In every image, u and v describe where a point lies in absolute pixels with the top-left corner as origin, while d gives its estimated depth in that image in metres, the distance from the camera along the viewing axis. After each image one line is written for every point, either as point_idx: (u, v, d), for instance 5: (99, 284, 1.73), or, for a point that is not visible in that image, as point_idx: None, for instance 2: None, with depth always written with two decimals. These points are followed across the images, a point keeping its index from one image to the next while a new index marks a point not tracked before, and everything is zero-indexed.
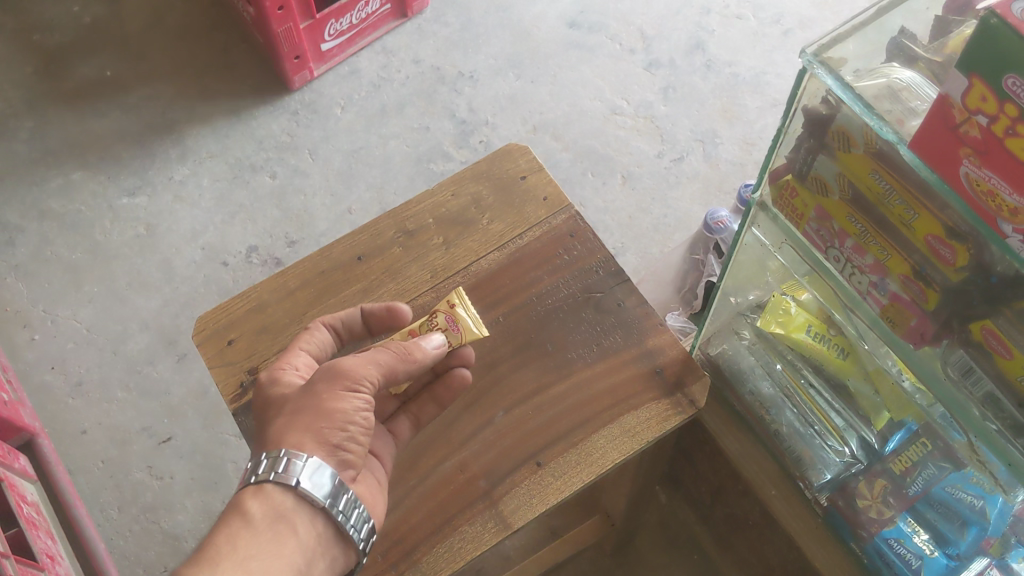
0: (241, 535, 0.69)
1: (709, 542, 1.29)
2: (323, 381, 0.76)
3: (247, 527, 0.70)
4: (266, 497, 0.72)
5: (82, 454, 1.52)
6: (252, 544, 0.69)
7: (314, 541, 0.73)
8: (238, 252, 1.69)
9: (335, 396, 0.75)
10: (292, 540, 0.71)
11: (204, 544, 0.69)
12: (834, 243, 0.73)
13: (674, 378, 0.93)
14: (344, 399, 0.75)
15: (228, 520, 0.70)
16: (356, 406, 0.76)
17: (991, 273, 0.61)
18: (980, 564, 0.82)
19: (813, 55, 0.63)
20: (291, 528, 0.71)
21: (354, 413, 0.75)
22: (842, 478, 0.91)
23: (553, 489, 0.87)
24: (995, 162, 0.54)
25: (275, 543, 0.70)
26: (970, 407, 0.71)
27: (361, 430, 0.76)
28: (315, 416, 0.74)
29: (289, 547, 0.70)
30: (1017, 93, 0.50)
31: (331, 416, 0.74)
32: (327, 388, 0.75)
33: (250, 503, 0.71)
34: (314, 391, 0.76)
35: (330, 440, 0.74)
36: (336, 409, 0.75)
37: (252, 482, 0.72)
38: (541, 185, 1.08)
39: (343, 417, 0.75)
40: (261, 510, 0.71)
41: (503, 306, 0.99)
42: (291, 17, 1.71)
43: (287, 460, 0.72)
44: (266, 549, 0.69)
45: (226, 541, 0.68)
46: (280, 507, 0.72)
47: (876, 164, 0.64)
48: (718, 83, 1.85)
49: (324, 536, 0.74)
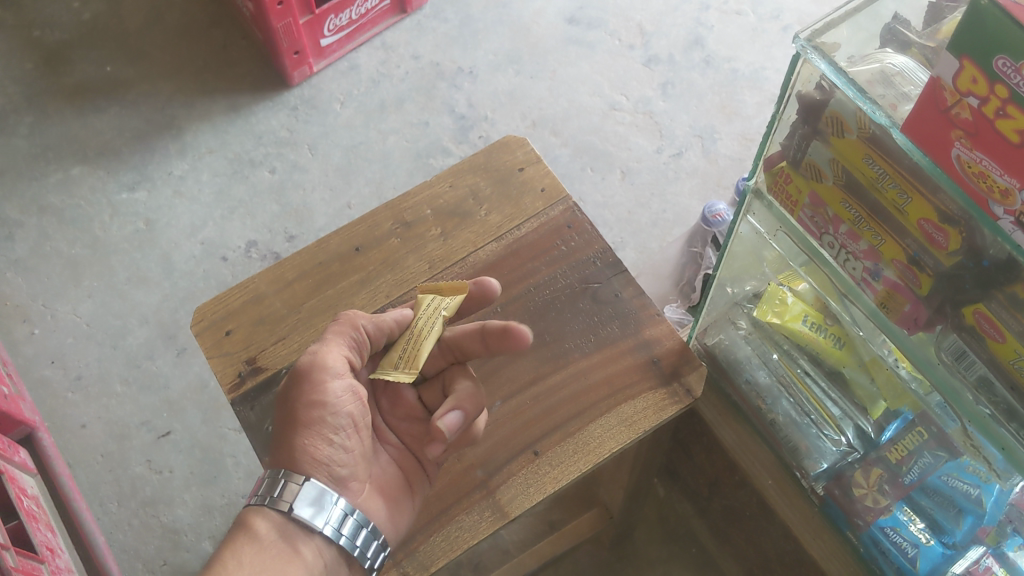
0: (246, 550, 0.71)
1: (705, 535, 1.30)
2: (297, 391, 0.78)
3: (253, 542, 0.72)
4: (269, 517, 0.74)
5: (80, 448, 1.52)
6: (256, 561, 0.70)
7: (320, 562, 0.74)
8: (237, 247, 1.70)
9: (312, 404, 0.77)
10: (296, 558, 0.72)
11: (211, 560, 0.71)
12: (828, 230, 0.74)
13: (670, 368, 0.93)
14: (322, 401, 0.77)
15: (234, 537, 0.73)
16: (336, 400, 0.78)
17: (983, 256, 0.62)
18: (976, 552, 0.83)
19: (807, 39, 0.64)
20: (294, 548, 0.73)
21: (332, 415, 0.77)
22: (838, 467, 0.91)
23: (550, 478, 0.88)
24: (986, 144, 0.54)
25: (279, 560, 0.71)
26: (963, 391, 0.71)
27: (347, 429, 0.78)
28: (299, 431, 0.76)
29: (294, 564, 0.71)
30: (1007, 74, 0.50)
31: (313, 427, 0.76)
32: (302, 394, 0.78)
33: (255, 521, 0.73)
34: (293, 405, 0.78)
35: (320, 455, 0.76)
36: (315, 413, 0.77)
37: (252, 503, 0.75)
38: (539, 177, 1.08)
39: (325, 425, 0.77)
40: (266, 527, 0.73)
41: (502, 297, 0.99)
42: (290, 13, 1.71)
43: (282, 483, 0.74)
44: (271, 566, 0.70)
45: (232, 556, 0.70)
46: (283, 526, 0.74)
47: (869, 149, 0.65)
48: (716, 79, 1.86)
49: (328, 558, 0.75)
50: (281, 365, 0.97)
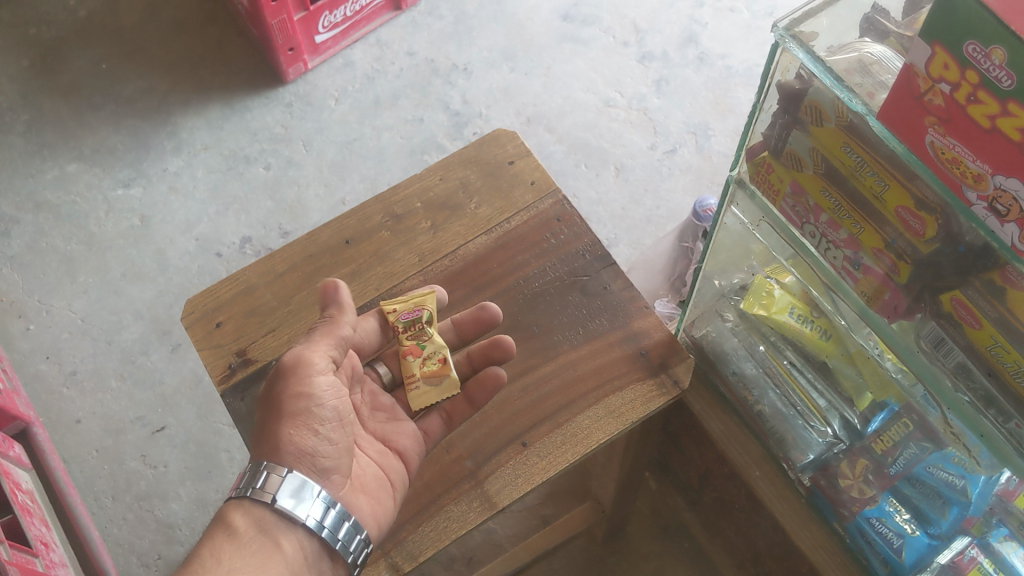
0: (225, 548, 0.71)
1: (697, 528, 1.30)
2: (280, 382, 0.79)
3: (231, 540, 0.72)
4: (248, 512, 0.74)
5: (75, 443, 1.53)
6: (236, 557, 0.71)
7: (300, 556, 0.74)
8: (232, 243, 1.70)
9: (297, 396, 0.78)
10: (276, 554, 0.72)
11: (189, 557, 0.71)
12: (810, 219, 0.74)
13: (658, 360, 0.93)
14: (307, 393, 0.78)
15: (212, 534, 0.73)
16: (322, 393, 0.79)
17: (959, 242, 0.63)
18: (962, 542, 0.83)
19: (785, 28, 0.65)
20: (275, 542, 0.73)
21: (317, 405, 0.78)
22: (824, 458, 0.92)
23: (539, 469, 0.88)
24: (958, 130, 0.55)
25: (260, 557, 0.71)
26: (944, 378, 0.72)
27: (332, 422, 0.79)
28: (280, 420, 0.77)
29: (274, 561, 0.72)
30: (977, 59, 0.51)
31: (297, 418, 0.77)
32: (286, 389, 0.78)
33: (234, 516, 0.74)
34: (276, 396, 0.78)
35: (304, 447, 0.77)
36: (301, 404, 0.77)
37: (233, 496, 0.75)
38: (529, 170, 1.09)
39: (308, 416, 0.77)
40: (245, 522, 0.74)
41: (491, 289, 1.00)
42: (285, 10, 1.72)
43: (266, 475, 0.74)
44: (251, 562, 0.71)
45: (211, 554, 0.70)
46: (263, 520, 0.74)
47: (848, 138, 0.66)
48: (710, 76, 1.86)
49: (310, 551, 0.75)
50: (270, 357, 0.97)
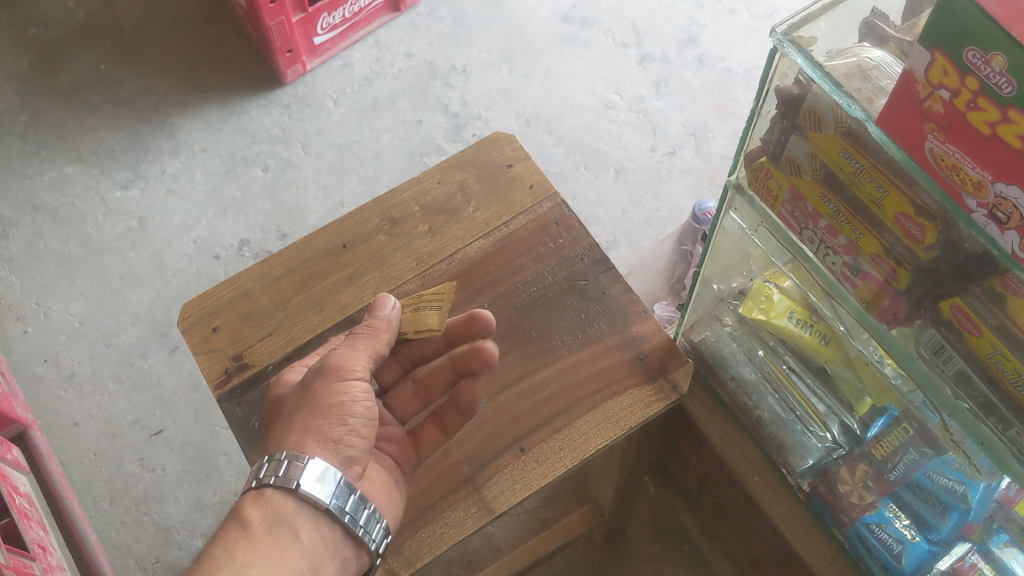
0: (240, 543, 0.69)
1: (695, 532, 1.29)
2: (317, 379, 0.77)
3: (245, 535, 0.70)
4: (266, 503, 0.72)
5: (73, 446, 1.52)
6: (252, 551, 0.69)
7: (319, 545, 0.73)
8: (230, 245, 1.70)
9: (331, 391, 0.76)
10: (294, 545, 0.71)
11: (202, 555, 0.69)
12: (808, 225, 0.74)
13: (657, 364, 0.93)
14: (341, 389, 0.76)
15: (227, 530, 0.71)
16: (358, 391, 0.76)
17: (959, 250, 0.62)
18: (962, 549, 0.82)
19: (784, 34, 0.65)
20: (293, 533, 0.71)
21: (352, 404, 0.76)
22: (824, 463, 0.92)
23: (536, 475, 0.87)
24: (958, 137, 0.55)
25: (277, 549, 0.70)
26: (942, 385, 0.71)
27: (365, 417, 0.76)
28: (314, 413, 0.75)
29: (291, 552, 0.70)
30: (977, 66, 0.51)
31: (328, 410, 0.75)
32: (320, 384, 0.76)
33: (250, 509, 0.72)
34: (311, 390, 0.76)
35: (331, 436, 0.74)
36: (336, 398, 0.75)
37: (253, 486, 0.73)
38: (527, 174, 1.08)
39: (341, 411, 0.75)
40: (260, 515, 0.72)
41: (489, 293, 0.99)
42: (283, 10, 1.72)
43: (287, 463, 0.72)
44: (267, 555, 0.69)
45: (226, 550, 0.69)
46: (280, 511, 0.72)
47: (847, 143, 0.65)
48: (709, 77, 1.86)
49: (331, 539, 0.74)
50: (268, 362, 0.97)
